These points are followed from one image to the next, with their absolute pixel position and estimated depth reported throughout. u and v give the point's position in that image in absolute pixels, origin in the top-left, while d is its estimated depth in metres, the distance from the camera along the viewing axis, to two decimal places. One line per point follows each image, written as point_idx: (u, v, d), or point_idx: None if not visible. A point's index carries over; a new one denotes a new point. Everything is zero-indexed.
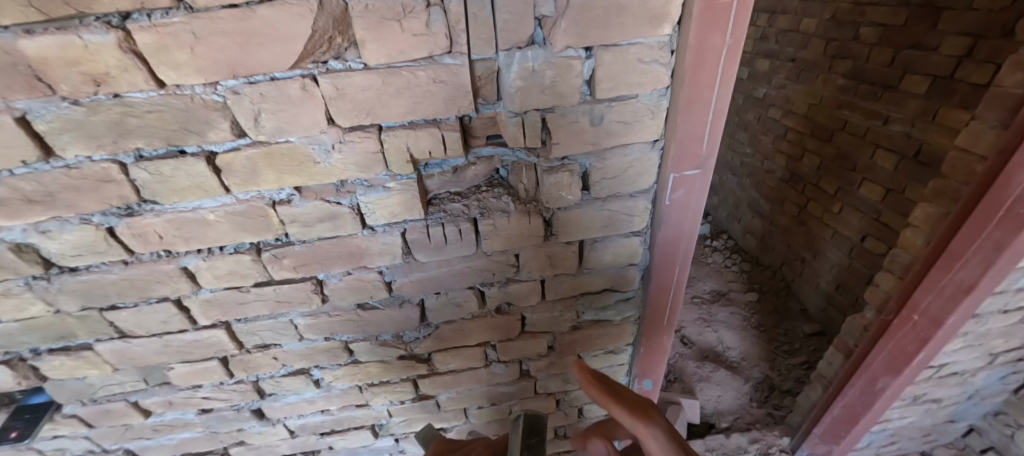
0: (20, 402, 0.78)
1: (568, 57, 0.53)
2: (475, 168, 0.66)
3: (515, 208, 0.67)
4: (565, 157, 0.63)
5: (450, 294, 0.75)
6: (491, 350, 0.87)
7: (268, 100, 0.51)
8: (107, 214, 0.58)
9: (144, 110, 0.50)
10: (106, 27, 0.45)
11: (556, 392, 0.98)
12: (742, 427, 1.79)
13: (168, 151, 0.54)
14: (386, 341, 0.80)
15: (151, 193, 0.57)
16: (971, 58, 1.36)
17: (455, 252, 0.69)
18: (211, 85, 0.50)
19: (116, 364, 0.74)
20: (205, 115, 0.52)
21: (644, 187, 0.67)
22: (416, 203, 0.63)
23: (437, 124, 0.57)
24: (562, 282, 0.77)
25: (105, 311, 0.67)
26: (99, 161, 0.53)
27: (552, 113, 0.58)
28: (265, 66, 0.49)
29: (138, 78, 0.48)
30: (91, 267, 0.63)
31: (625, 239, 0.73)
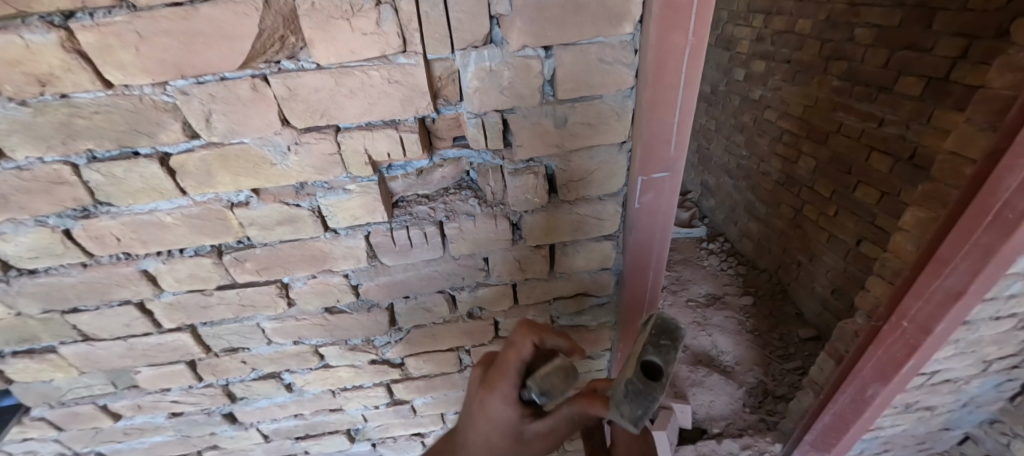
0: None
1: (527, 56, 0.52)
2: (442, 170, 0.65)
3: (481, 211, 0.66)
4: (530, 159, 0.61)
5: (419, 299, 0.74)
6: (465, 355, 0.85)
7: (218, 101, 0.50)
8: (63, 216, 0.57)
9: (92, 111, 0.50)
10: (48, 27, 0.44)
11: None
12: (734, 433, 1.77)
13: (121, 153, 0.53)
14: (356, 345, 0.79)
15: (105, 194, 0.56)
16: (965, 59, 1.34)
17: (421, 256, 0.68)
18: (160, 86, 0.49)
19: (82, 367, 0.74)
20: (155, 116, 0.51)
21: (613, 190, 0.66)
22: (378, 206, 0.62)
23: (396, 125, 0.56)
24: (534, 287, 0.76)
25: (67, 314, 0.67)
26: (51, 162, 0.53)
27: (513, 115, 0.56)
28: (213, 66, 0.48)
29: (83, 78, 0.47)
30: (49, 269, 0.62)
31: (596, 243, 0.72)
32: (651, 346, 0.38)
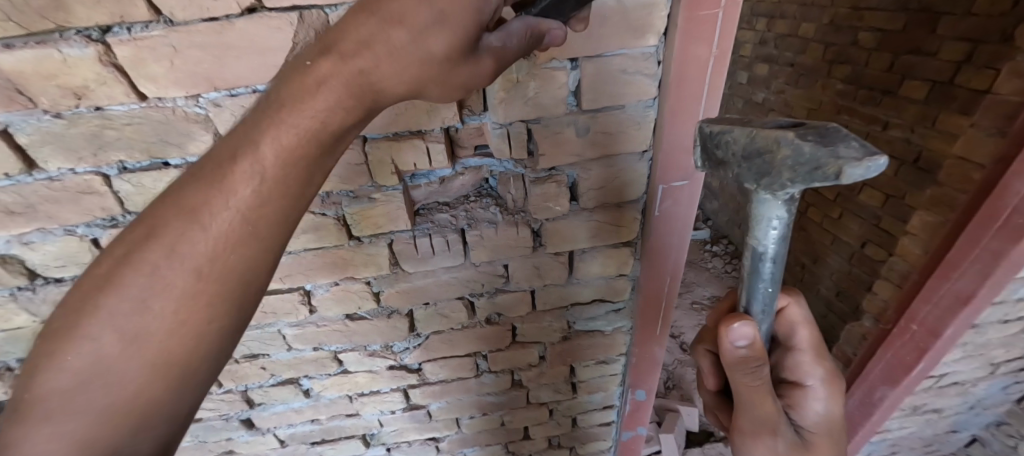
0: None
1: (553, 67, 0.53)
2: (462, 178, 0.65)
3: (502, 218, 0.67)
4: (552, 168, 0.62)
5: (438, 305, 0.74)
6: (482, 360, 0.86)
7: (249, 112, 0.51)
8: (91, 226, 0.58)
9: (124, 123, 0.50)
10: (86, 41, 0.45)
11: (548, 402, 0.97)
12: None
13: (150, 164, 0.54)
14: (374, 351, 0.79)
15: (134, 204, 0.56)
16: (970, 63, 1.35)
17: (441, 263, 0.68)
18: (192, 98, 0.50)
19: None
20: (186, 128, 0.51)
21: (633, 197, 0.66)
22: (401, 214, 0.62)
23: (422, 135, 0.56)
24: (551, 292, 0.76)
25: None
26: (82, 173, 0.53)
27: (537, 125, 0.57)
28: (245, 79, 0.49)
29: (118, 91, 0.48)
30: (75, 278, 0.62)
31: (615, 249, 0.72)
32: (765, 139, 0.38)
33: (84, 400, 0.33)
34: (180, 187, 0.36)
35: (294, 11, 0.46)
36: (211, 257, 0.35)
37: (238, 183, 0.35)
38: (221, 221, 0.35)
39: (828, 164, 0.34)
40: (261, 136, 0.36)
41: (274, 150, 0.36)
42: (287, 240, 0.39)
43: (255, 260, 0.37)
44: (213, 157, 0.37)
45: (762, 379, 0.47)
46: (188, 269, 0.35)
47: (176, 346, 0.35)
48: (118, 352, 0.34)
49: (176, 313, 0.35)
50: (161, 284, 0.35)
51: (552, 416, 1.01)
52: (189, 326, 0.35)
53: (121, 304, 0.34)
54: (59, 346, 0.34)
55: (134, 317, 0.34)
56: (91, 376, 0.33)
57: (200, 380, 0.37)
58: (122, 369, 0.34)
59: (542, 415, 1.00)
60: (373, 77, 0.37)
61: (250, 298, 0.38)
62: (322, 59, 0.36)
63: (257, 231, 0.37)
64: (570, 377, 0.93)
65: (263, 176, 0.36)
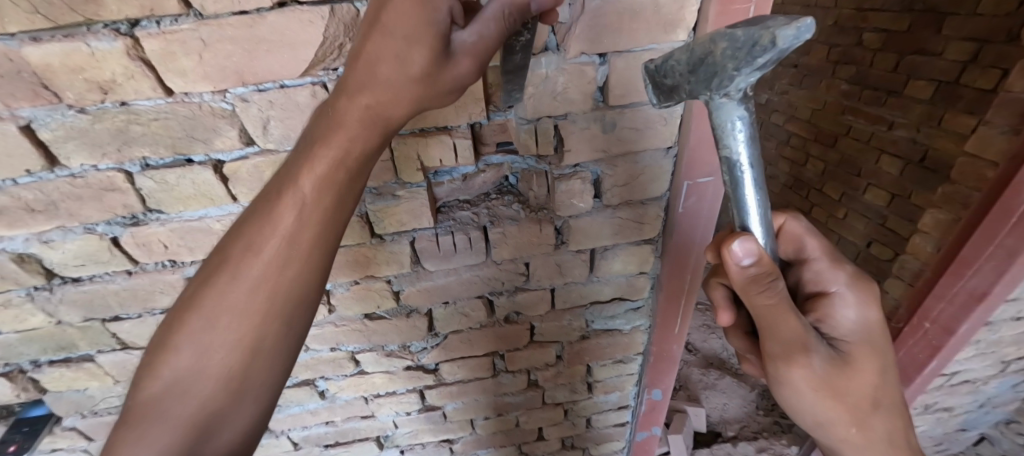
0: (18, 413, 0.76)
1: (582, 62, 0.53)
2: (484, 175, 0.65)
3: (525, 216, 0.66)
4: (577, 164, 0.62)
5: (458, 304, 0.74)
6: (499, 360, 0.85)
7: (277, 107, 0.50)
8: (111, 224, 0.57)
9: (150, 118, 0.49)
10: (114, 34, 0.44)
11: (564, 402, 0.97)
12: (750, 436, 1.77)
13: (174, 160, 0.53)
14: (392, 351, 0.78)
15: (156, 201, 0.55)
16: (976, 63, 1.36)
17: (463, 261, 0.68)
18: (219, 93, 0.49)
19: (118, 375, 0.73)
20: (212, 123, 0.51)
21: (656, 194, 0.66)
22: (424, 211, 0.62)
23: (448, 131, 0.56)
24: (571, 291, 0.76)
25: (108, 322, 0.66)
26: (104, 170, 0.52)
27: (564, 120, 0.57)
28: (275, 73, 0.48)
29: (145, 86, 0.47)
30: (93, 277, 0.61)
31: (636, 247, 0.72)
32: (701, 45, 0.36)
33: (171, 402, 0.42)
34: (237, 229, 0.44)
35: (326, 4, 0.45)
36: (262, 285, 0.43)
37: (280, 221, 0.42)
38: (268, 255, 0.42)
39: (762, 36, 0.32)
40: (295, 177, 0.41)
41: (307, 187, 0.41)
42: (326, 264, 0.45)
43: (298, 285, 0.44)
44: (265, 196, 0.44)
45: (778, 295, 0.41)
46: (245, 295, 0.43)
47: (238, 357, 0.43)
48: (201, 362, 0.43)
49: (238, 331, 0.43)
50: (225, 310, 0.43)
51: (567, 416, 1.01)
52: (247, 339, 0.43)
53: (201, 327, 0.43)
54: (161, 356, 0.44)
55: (211, 335, 0.43)
56: (181, 379, 0.43)
57: (259, 385, 0.45)
58: (201, 376, 0.43)
59: (558, 416, 0.99)
60: (376, 109, 0.39)
61: (293, 315, 0.45)
62: (337, 101, 0.40)
63: (294, 258, 0.43)
64: (587, 377, 0.92)
65: (299, 211, 0.42)
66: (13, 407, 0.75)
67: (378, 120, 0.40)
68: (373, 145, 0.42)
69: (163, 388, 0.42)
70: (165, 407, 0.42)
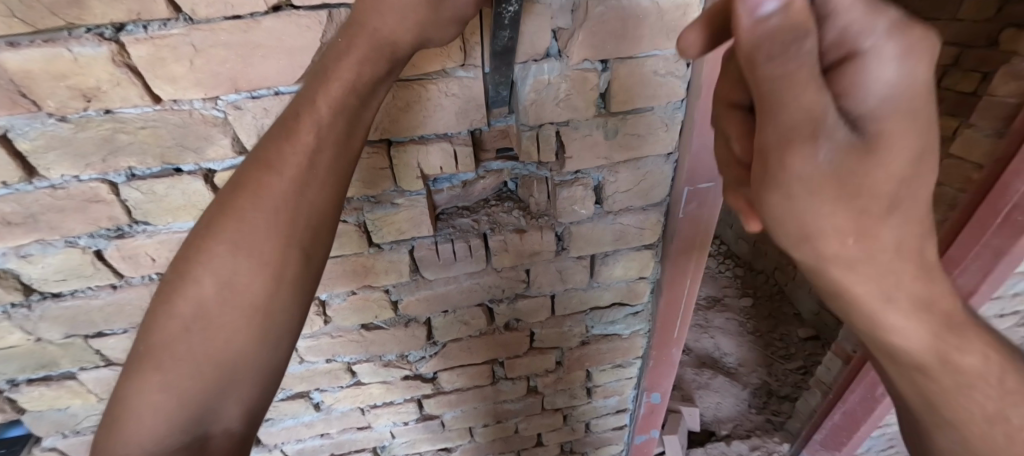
0: None
1: (585, 69, 0.52)
2: (484, 182, 0.64)
3: (525, 223, 0.65)
4: (578, 171, 0.61)
5: (457, 312, 0.72)
6: (499, 367, 0.84)
7: (272, 115, 0.49)
8: (95, 236, 0.54)
9: (137, 126, 0.47)
10: (99, 39, 0.42)
11: (563, 407, 0.96)
12: (742, 434, 1.79)
13: (162, 170, 0.51)
14: (390, 361, 0.77)
15: (143, 213, 0.53)
16: (958, 67, 1.39)
17: (462, 269, 0.67)
18: (210, 100, 0.47)
19: (101, 392, 0.70)
20: (204, 131, 0.48)
21: (657, 200, 0.66)
22: (424, 219, 0.60)
23: (449, 138, 0.55)
24: (572, 297, 0.75)
25: (91, 338, 0.63)
26: (87, 180, 0.50)
27: (566, 127, 0.56)
28: (270, 80, 0.46)
29: (132, 93, 0.45)
30: (76, 292, 0.58)
31: (636, 252, 0.71)
32: None
33: (185, 349, 0.38)
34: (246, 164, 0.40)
35: (323, 9, 0.44)
36: (277, 217, 0.40)
37: (296, 148, 0.39)
38: (282, 185, 0.40)
39: None
40: (309, 102, 0.39)
41: (324, 112, 0.39)
42: (340, 198, 0.43)
43: (315, 216, 0.42)
44: (275, 127, 0.41)
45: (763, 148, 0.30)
46: (258, 232, 0.39)
47: (258, 299, 0.40)
48: (214, 306, 0.39)
49: (256, 271, 0.40)
50: (239, 243, 0.40)
51: (566, 421, 1.00)
52: (265, 279, 0.40)
53: (211, 269, 0.39)
54: (166, 304, 0.39)
55: (224, 271, 0.40)
56: (194, 325, 0.39)
57: (281, 328, 0.41)
58: (219, 318, 0.39)
59: (557, 421, 0.98)
60: (383, 35, 0.38)
61: (313, 251, 0.42)
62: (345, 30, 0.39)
63: (309, 184, 0.40)
64: (586, 382, 0.92)
65: (315, 138, 0.39)
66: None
67: (386, 44, 0.39)
68: (380, 72, 0.40)
69: (176, 335, 0.38)
70: (185, 353, 0.38)
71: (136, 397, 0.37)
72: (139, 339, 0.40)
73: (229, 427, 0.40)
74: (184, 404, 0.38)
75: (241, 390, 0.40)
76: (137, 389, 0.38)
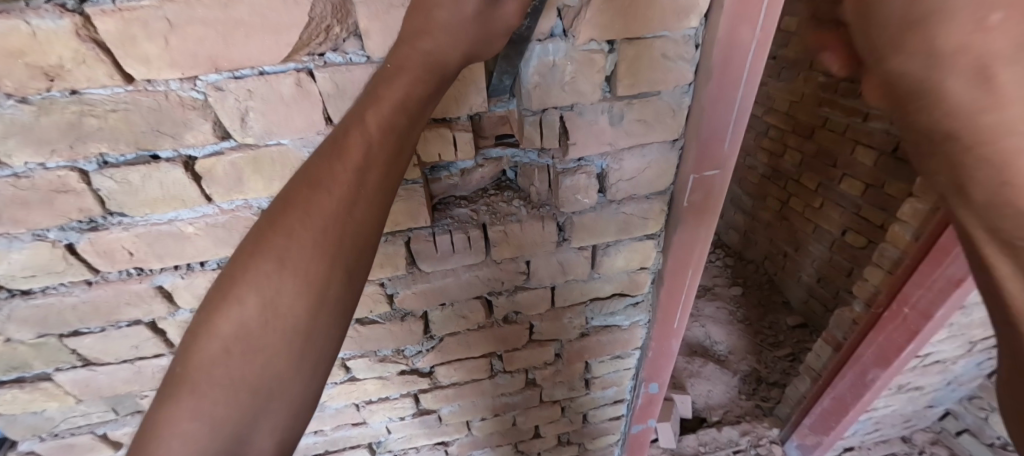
0: None
1: (591, 50, 0.49)
2: (484, 171, 0.61)
3: (526, 212, 0.63)
4: (582, 158, 0.58)
5: (455, 306, 0.70)
6: (497, 360, 0.82)
7: (256, 97, 0.45)
8: (65, 229, 0.50)
9: (108, 109, 0.43)
10: (60, 11, 0.37)
11: (561, 400, 0.95)
12: (733, 420, 1.81)
13: (137, 157, 0.47)
14: (385, 356, 0.74)
15: (118, 204, 0.49)
16: None
17: (461, 261, 0.64)
18: (188, 80, 0.43)
19: (80, 394, 0.66)
20: (182, 115, 0.45)
21: (661, 188, 0.64)
22: (422, 209, 0.57)
23: (448, 124, 0.52)
24: (573, 289, 0.73)
25: (66, 338, 0.59)
26: (55, 169, 0.46)
27: (570, 112, 0.53)
28: (253, 59, 0.43)
29: (100, 72, 0.41)
30: (47, 289, 0.54)
31: (639, 243, 0.70)
32: None
33: (222, 375, 0.34)
34: (296, 175, 0.38)
35: None
36: (326, 238, 0.37)
37: (348, 163, 0.37)
38: (333, 199, 0.37)
39: None
40: (361, 118, 0.38)
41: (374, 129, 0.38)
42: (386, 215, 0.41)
43: (364, 234, 0.39)
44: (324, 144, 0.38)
45: None
46: (306, 247, 0.36)
47: (301, 321, 0.36)
48: (256, 327, 0.35)
49: (300, 289, 0.36)
50: (282, 265, 0.36)
51: (564, 413, 0.99)
52: (310, 299, 0.36)
53: (254, 288, 0.35)
54: (205, 326, 0.35)
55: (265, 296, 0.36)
56: (233, 348, 0.35)
57: (321, 352, 0.38)
58: (262, 341, 0.35)
59: (555, 413, 0.98)
60: (432, 56, 0.39)
61: (359, 269, 0.39)
62: (392, 57, 0.40)
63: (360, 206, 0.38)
64: (585, 374, 0.91)
65: (365, 155, 0.37)
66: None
67: (434, 66, 0.40)
68: (427, 92, 0.40)
69: (213, 358, 0.35)
70: (222, 376, 0.34)
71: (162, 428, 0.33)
72: (173, 362, 0.36)
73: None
74: (215, 435, 0.34)
75: (273, 422, 0.36)
76: (166, 418, 0.33)
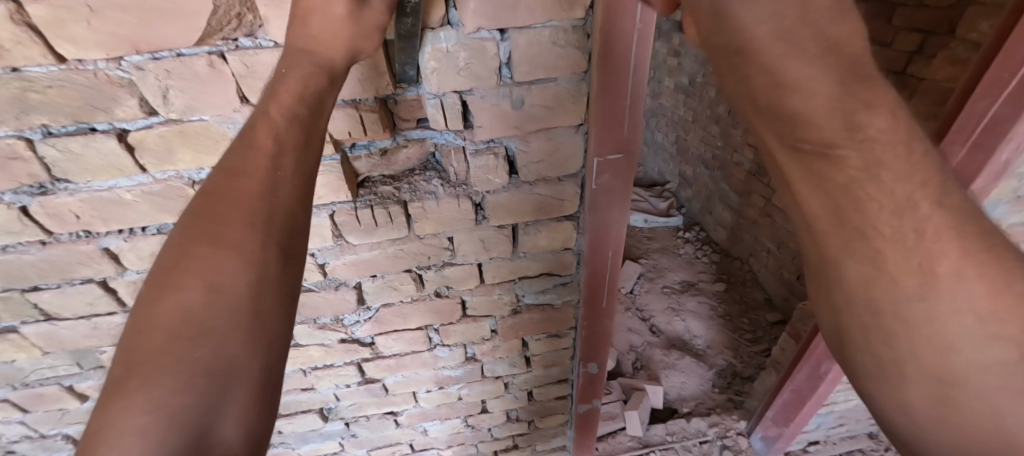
0: None
1: (482, 38, 0.54)
2: (406, 151, 0.66)
3: (444, 191, 0.67)
4: (491, 140, 0.63)
5: (386, 277, 0.76)
6: (434, 333, 0.87)
7: (174, 77, 0.51)
8: (18, 193, 0.57)
9: (45, 85, 0.49)
10: None
11: (504, 376, 1.00)
12: (703, 411, 1.84)
13: (77, 128, 0.53)
14: (325, 324, 0.80)
15: (62, 171, 0.55)
16: (923, 54, 1.34)
17: (385, 235, 0.69)
18: (114, 61, 0.49)
19: (44, 347, 0.73)
20: (110, 92, 0.51)
21: (572, 171, 0.68)
22: (341, 184, 0.63)
23: (356, 104, 0.57)
24: (499, 266, 0.78)
25: (27, 293, 0.66)
26: (4, 137, 0.52)
27: (471, 96, 0.58)
28: (170, 42, 0.48)
29: (34, 52, 0.47)
30: (6, 247, 0.61)
31: (557, 223, 0.74)
32: None
33: (170, 360, 0.32)
34: (206, 183, 0.39)
35: None
36: (256, 215, 0.39)
37: (261, 152, 0.40)
38: (255, 182, 0.39)
39: None
40: (265, 112, 0.42)
41: (279, 120, 0.42)
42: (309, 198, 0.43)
43: (293, 212, 0.41)
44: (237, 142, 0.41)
45: None
46: (238, 228, 0.38)
47: (246, 296, 0.36)
48: (201, 308, 0.35)
49: (238, 266, 0.37)
50: (213, 248, 0.37)
51: (508, 389, 1.04)
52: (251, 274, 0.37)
53: (195, 271, 0.36)
54: (143, 321, 0.34)
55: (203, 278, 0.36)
56: (180, 332, 0.34)
57: (275, 328, 0.37)
58: (208, 320, 0.34)
59: (499, 389, 1.03)
60: (318, 56, 0.44)
61: (295, 244, 0.40)
62: (283, 61, 0.44)
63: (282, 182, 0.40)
64: (524, 351, 0.95)
65: (277, 140, 0.41)
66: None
67: (324, 65, 0.45)
68: (323, 85, 0.45)
69: (158, 351, 0.32)
70: (170, 367, 0.32)
71: (103, 440, 0.28)
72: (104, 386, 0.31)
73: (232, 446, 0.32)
74: (175, 429, 0.30)
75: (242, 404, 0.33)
76: (109, 425, 0.29)
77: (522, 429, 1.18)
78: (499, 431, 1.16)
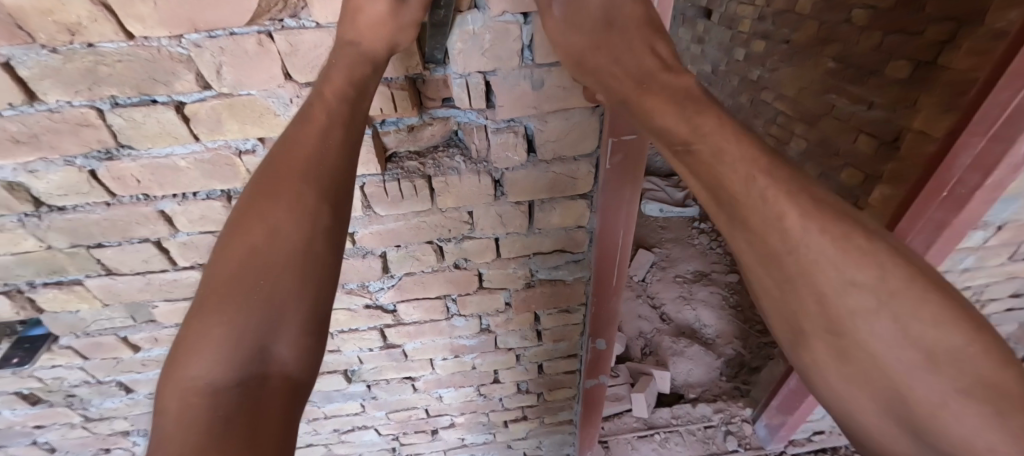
0: (20, 333, 0.86)
1: (506, 21, 0.57)
2: (431, 128, 0.70)
3: (466, 167, 0.72)
4: (511, 119, 0.67)
5: (409, 248, 0.81)
6: (452, 303, 0.93)
7: (227, 53, 0.56)
8: (88, 157, 0.64)
9: (115, 59, 0.55)
10: None
11: (516, 348, 1.06)
12: (709, 398, 1.88)
13: (140, 100, 0.59)
14: (352, 289, 0.87)
15: (126, 138, 0.62)
16: (955, 44, 1.30)
17: (409, 207, 0.74)
18: (175, 38, 0.55)
19: (105, 299, 0.81)
20: (170, 67, 0.56)
21: (586, 151, 0.71)
22: (372, 157, 0.68)
23: (387, 83, 0.61)
24: (515, 241, 0.83)
25: (92, 249, 0.74)
26: (78, 106, 0.58)
27: (494, 76, 0.62)
28: (223, 22, 0.54)
29: (107, 29, 0.53)
30: (77, 206, 0.69)
31: (571, 201, 0.78)
32: None
33: (236, 290, 0.39)
34: (273, 147, 0.45)
35: None
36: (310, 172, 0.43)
37: (317, 123, 0.45)
38: (310, 146, 0.44)
39: None
40: (321, 89, 0.47)
41: (332, 96, 0.47)
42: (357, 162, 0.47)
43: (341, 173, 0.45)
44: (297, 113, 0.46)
45: None
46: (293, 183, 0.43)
47: (299, 240, 0.41)
48: (261, 250, 0.40)
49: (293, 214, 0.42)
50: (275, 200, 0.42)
51: (519, 361, 1.10)
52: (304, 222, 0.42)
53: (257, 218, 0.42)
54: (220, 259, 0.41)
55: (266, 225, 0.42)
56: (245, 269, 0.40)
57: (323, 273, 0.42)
58: (266, 260, 0.40)
59: (510, 360, 1.08)
60: (364, 45, 0.50)
61: (342, 201, 0.45)
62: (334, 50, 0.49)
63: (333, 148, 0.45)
64: (535, 325, 1.01)
65: (330, 113, 0.46)
66: (15, 327, 0.86)
67: (366, 55, 0.49)
68: (368, 70, 0.50)
69: (229, 282, 0.39)
70: (239, 295, 0.38)
71: (189, 351, 0.36)
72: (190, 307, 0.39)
73: (285, 367, 0.38)
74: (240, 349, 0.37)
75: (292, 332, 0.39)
76: (192, 337, 0.37)
77: (530, 401, 1.24)
78: (510, 401, 1.22)
